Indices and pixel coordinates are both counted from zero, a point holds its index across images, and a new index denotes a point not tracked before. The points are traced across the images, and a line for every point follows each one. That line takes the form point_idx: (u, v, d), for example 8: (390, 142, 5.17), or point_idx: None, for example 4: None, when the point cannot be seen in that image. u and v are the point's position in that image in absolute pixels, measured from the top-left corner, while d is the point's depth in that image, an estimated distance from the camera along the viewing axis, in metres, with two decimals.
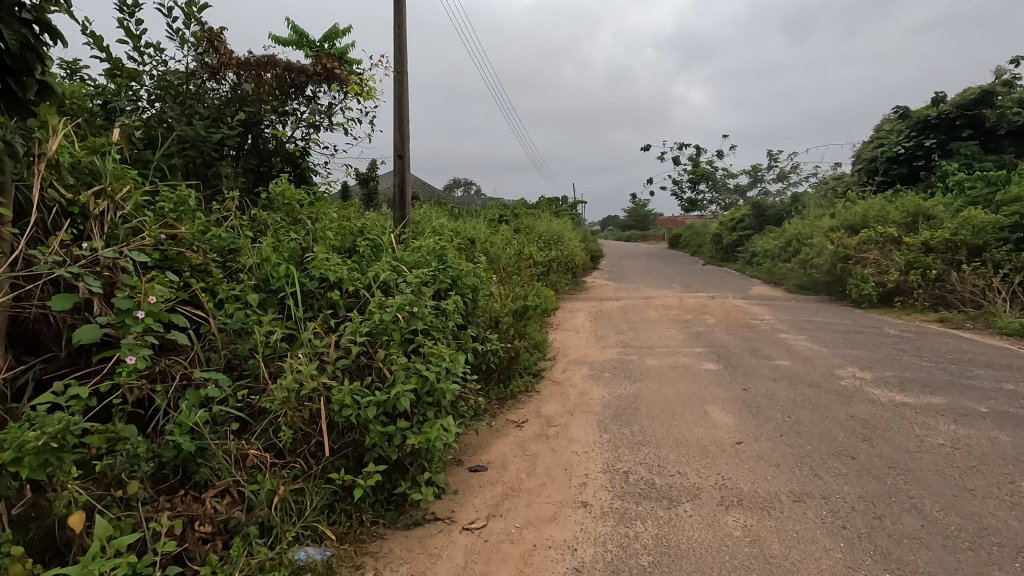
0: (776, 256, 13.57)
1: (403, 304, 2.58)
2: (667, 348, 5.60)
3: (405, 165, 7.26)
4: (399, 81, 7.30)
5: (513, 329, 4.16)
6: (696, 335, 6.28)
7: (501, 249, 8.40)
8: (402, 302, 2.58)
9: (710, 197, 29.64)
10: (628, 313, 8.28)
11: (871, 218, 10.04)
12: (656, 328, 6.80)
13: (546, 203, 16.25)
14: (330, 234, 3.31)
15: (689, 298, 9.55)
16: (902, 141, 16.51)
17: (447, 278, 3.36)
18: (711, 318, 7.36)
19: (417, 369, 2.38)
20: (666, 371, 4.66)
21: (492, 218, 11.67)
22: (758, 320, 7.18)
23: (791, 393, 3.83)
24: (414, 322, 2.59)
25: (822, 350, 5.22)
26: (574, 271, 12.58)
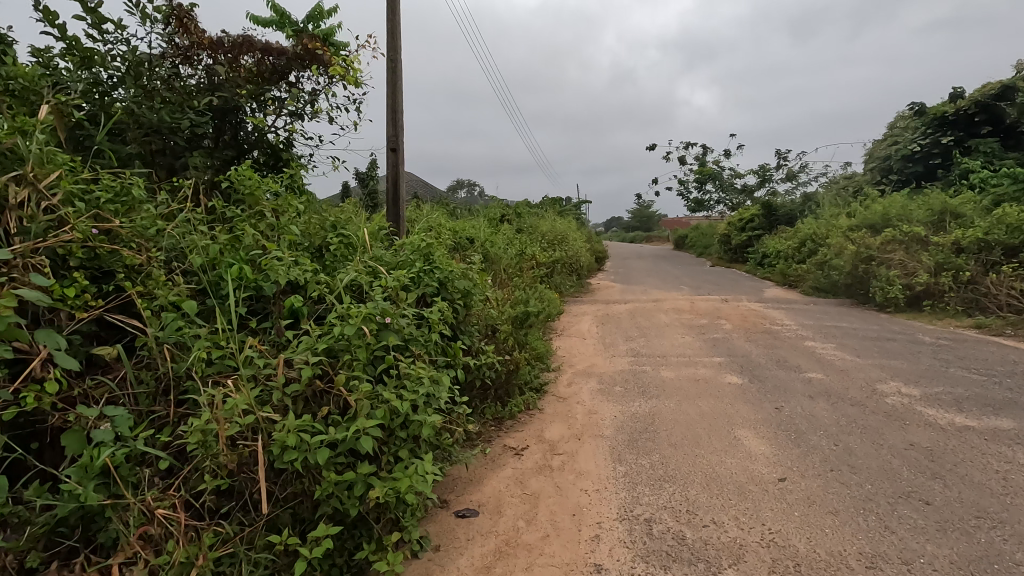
0: (788, 257, 13.04)
1: (372, 313, 2.08)
2: (683, 357, 5.09)
3: (399, 160, 6.79)
4: (392, 70, 6.82)
5: (512, 338, 3.66)
6: (713, 342, 5.78)
7: (501, 249, 7.91)
8: (372, 311, 2.08)
9: (717, 198, 29.10)
10: (637, 317, 7.78)
11: (893, 217, 9.51)
12: (668, 335, 6.30)
13: (550, 202, 15.76)
14: (297, 229, 2.82)
15: (701, 301, 9.04)
16: (918, 138, 15.96)
17: (433, 280, 2.86)
18: (727, 323, 6.85)
19: (387, 397, 1.88)
20: (684, 385, 4.16)
21: (493, 218, 11.18)
22: (778, 326, 6.67)
23: (832, 415, 3.33)
24: (387, 335, 2.10)
25: (855, 360, 4.71)
26: (579, 273, 12.10)
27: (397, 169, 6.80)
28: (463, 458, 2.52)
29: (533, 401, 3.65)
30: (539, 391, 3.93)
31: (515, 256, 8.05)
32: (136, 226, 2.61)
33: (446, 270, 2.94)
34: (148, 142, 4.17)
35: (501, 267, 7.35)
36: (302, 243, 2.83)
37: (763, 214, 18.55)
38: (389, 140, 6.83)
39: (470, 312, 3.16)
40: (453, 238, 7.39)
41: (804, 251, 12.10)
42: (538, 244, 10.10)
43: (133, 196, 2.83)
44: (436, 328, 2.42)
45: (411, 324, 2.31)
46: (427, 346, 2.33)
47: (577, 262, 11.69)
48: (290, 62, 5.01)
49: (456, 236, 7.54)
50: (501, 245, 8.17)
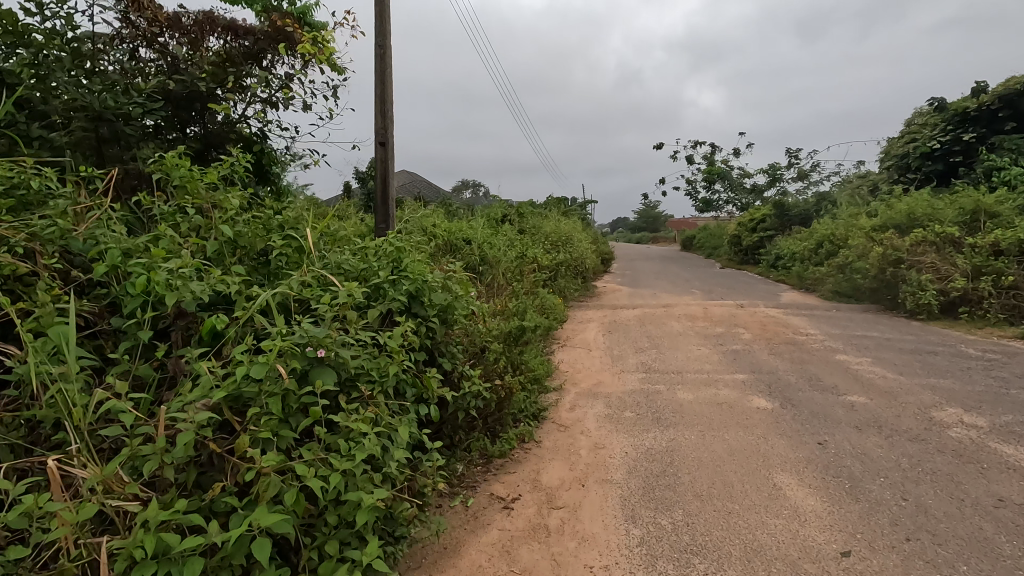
0: (804, 259, 12.42)
1: (296, 346, 1.52)
2: (701, 374, 4.52)
3: (388, 154, 6.26)
4: (381, 57, 6.28)
5: (504, 357, 3.11)
6: (732, 355, 5.20)
7: (499, 251, 7.35)
8: (295, 343, 1.53)
9: (726, 197, 28.46)
10: (647, 325, 7.22)
11: (920, 217, 8.88)
12: (682, 346, 5.73)
13: (554, 202, 15.21)
14: (234, 229, 2.28)
15: (715, 307, 8.46)
16: (937, 135, 15.30)
17: (402, 291, 2.30)
18: (746, 333, 6.27)
19: (304, 468, 1.31)
20: (705, 410, 3.59)
21: (493, 218, 10.63)
22: (802, 335, 6.08)
23: (888, 454, 2.75)
24: (317, 375, 1.54)
25: (899, 380, 4.12)
26: (585, 276, 11.54)
27: (386, 165, 6.27)
28: (432, 521, 1.98)
29: (530, 431, 3.10)
30: (536, 419, 3.38)
31: (513, 259, 7.48)
32: (30, 227, 2.09)
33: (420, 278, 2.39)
34: (90, 127, 3.62)
35: (498, 271, 6.81)
36: (241, 246, 2.29)
37: (775, 214, 17.92)
38: (377, 133, 6.29)
39: (450, 329, 2.61)
40: (442, 241, 6.84)
41: (821, 253, 11.48)
42: (541, 246, 9.54)
43: (34, 189, 2.30)
44: (399, 356, 1.87)
45: (360, 354, 1.76)
46: (383, 382, 1.78)
47: (582, 264, 11.11)
48: (261, 43, 4.51)
49: (448, 239, 7.00)
50: (499, 246, 7.60)
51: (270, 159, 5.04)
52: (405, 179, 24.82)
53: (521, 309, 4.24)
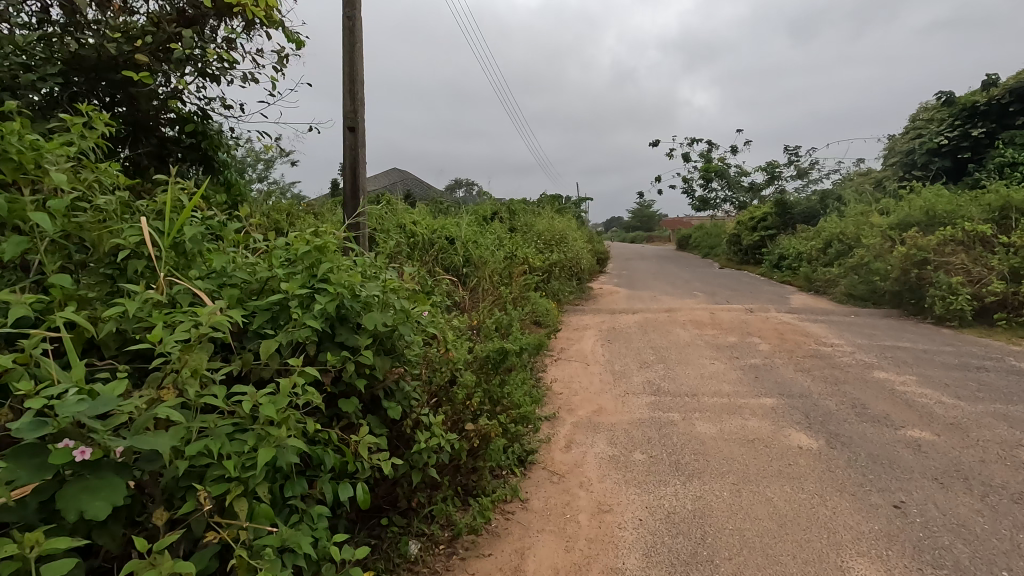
0: (811, 259, 11.75)
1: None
2: (720, 398, 3.81)
3: (358, 140, 5.51)
4: (350, 31, 5.52)
5: (480, 389, 2.37)
6: (752, 372, 4.48)
7: (485, 251, 6.61)
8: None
9: (724, 196, 27.84)
10: (650, 333, 6.51)
11: (941, 216, 8.20)
12: (693, 359, 5.01)
13: (548, 199, 14.48)
14: (69, 222, 1.54)
15: (722, 312, 7.77)
16: (945, 131, 14.70)
17: (318, 313, 1.55)
18: (763, 344, 5.56)
19: None
20: (732, 450, 2.88)
21: (482, 216, 9.89)
22: (827, 346, 5.37)
23: (994, 526, 2.04)
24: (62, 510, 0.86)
25: (961, 407, 3.41)
26: (580, 277, 10.84)
27: (358, 155, 5.52)
28: None
29: (513, 488, 2.39)
30: (521, 467, 2.66)
31: (500, 259, 6.75)
32: None
33: (350, 289, 1.63)
34: None
35: (483, 275, 6.08)
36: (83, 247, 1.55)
37: (777, 212, 17.29)
38: (346, 117, 5.53)
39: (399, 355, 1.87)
40: (421, 241, 6.11)
41: (831, 253, 10.81)
42: (534, 246, 8.80)
43: None
44: (285, 428, 1.13)
45: (204, 430, 1.04)
46: (251, 479, 1.05)
47: (577, 265, 10.39)
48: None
49: (428, 238, 6.25)
50: (485, 246, 6.86)
51: (216, 145, 4.29)
52: (397, 177, 24.09)
53: (505, 321, 3.51)
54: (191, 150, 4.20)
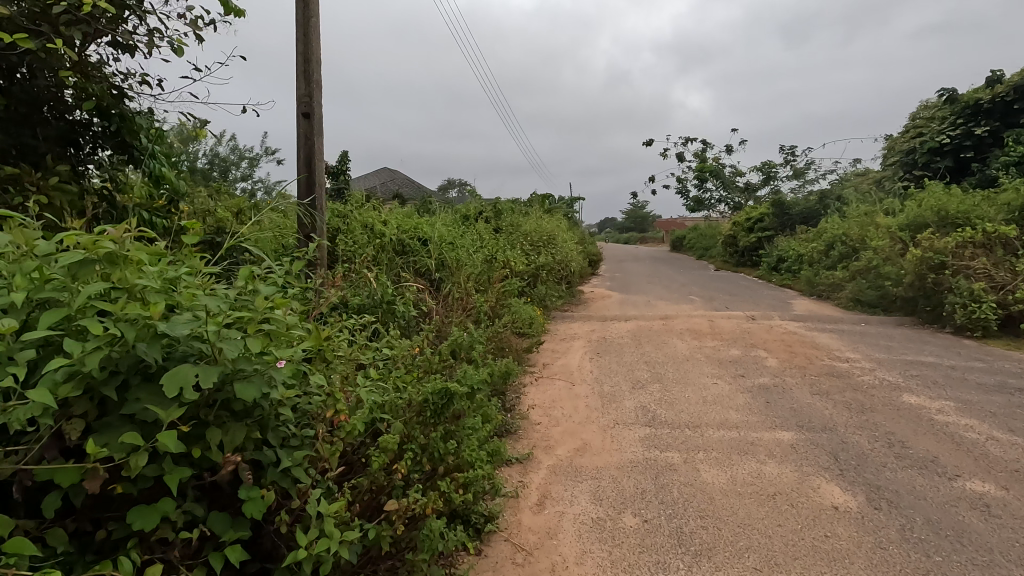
0: (812, 262, 11.20)
1: None
2: (727, 432, 3.20)
3: (314, 128, 4.88)
4: (304, 2, 4.84)
5: (413, 444, 1.78)
6: (762, 395, 3.87)
7: (462, 254, 5.99)
8: None
9: (718, 196, 27.33)
10: (644, 344, 5.89)
11: (956, 216, 7.62)
12: (693, 378, 4.39)
13: (538, 199, 13.85)
14: None
15: (721, 320, 7.18)
16: (947, 129, 14.22)
17: (75, 377, 1.00)
18: (770, 359, 4.95)
19: None
20: (750, 511, 2.26)
21: (464, 216, 9.27)
22: (842, 362, 4.77)
23: None
24: None
25: (1021, 447, 2.81)
26: (570, 280, 10.23)
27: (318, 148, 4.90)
28: None
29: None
30: (476, 540, 2.05)
31: (479, 262, 6.12)
32: None
33: (148, 329, 1.06)
34: None
35: (458, 281, 5.45)
36: None
37: (774, 213, 16.75)
38: (300, 102, 4.89)
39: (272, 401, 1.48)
40: (388, 243, 5.48)
41: (834, 255, 10.22)
42: (519, 248, 8.17)
43: None
44: None
45: None
46: None
47: (566, 268, 9.79)
48: None
49: (397, 239, 5.62)
50: (462, 248, 6.23)
51: (136, 131, 3.55)
52: (386, 177, 23.37)
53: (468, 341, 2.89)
54: (106, 136, 3.44)
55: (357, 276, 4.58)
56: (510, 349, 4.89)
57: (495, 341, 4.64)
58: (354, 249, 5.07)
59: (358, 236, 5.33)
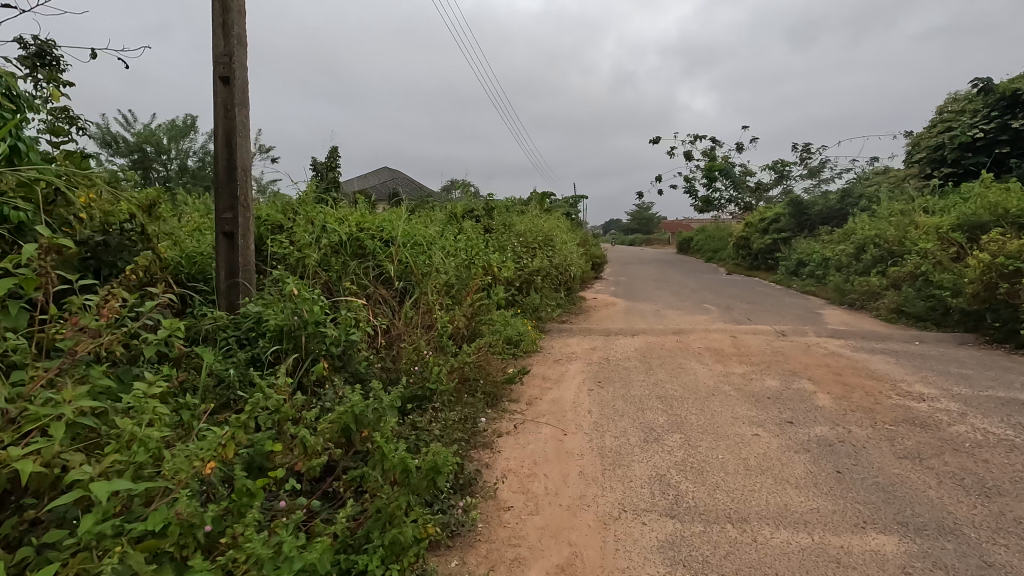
0: (840, 267, 10.06)
1: None
2: (792, 532, 2.11)
3: (234, 97, 3.82)
4: None
5: None
6: (828, 459, 2.76)
7: (432, 258, 4.94)
8: None
9: (728, 196, 26.18)
10: (656, 369, 4.80)
11: (1018, 215, 6.49)
12: (724, 427, 3.29)
13: (538, 197, 12.78)
14: None
15: (745, 336, 6.09)
16: (980, 122, 13.04)
17: None
18: (821, 396, 3.84)
19: None
20: None
21: (451, 215, 8.22)
22: (917, 402, 3.66)
23: None
24: None
25: None
26: (570, 286, 9.15)
27: (246, 124, 3.88)
28: None
29: None
30: None
31: (454, 269, 5.05)
32: None
33: None
34: None
35: (423, 292, 4.39)
36: None
37: (791, 213, 15.64)
38: (217, 62, 3.82)
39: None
40: (337, 245, 4.47)
41: (867, 259, 9.06)
42: (508, 251, 7.05)
43: None
44: None
45: None
46: None
47: (565, 273, 8.73)
48: None
49: (349, 240, 4.59)
50: (434, 253, 5.16)
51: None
52: (386, 176, 22.41)
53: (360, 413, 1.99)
54: None
55: (284, 290, 3.56)
56: (486, 382, 3.82)
57: (462, 374, 3.57)
58: (289, 254, 4.09)
59: (301, 238, 4.31)
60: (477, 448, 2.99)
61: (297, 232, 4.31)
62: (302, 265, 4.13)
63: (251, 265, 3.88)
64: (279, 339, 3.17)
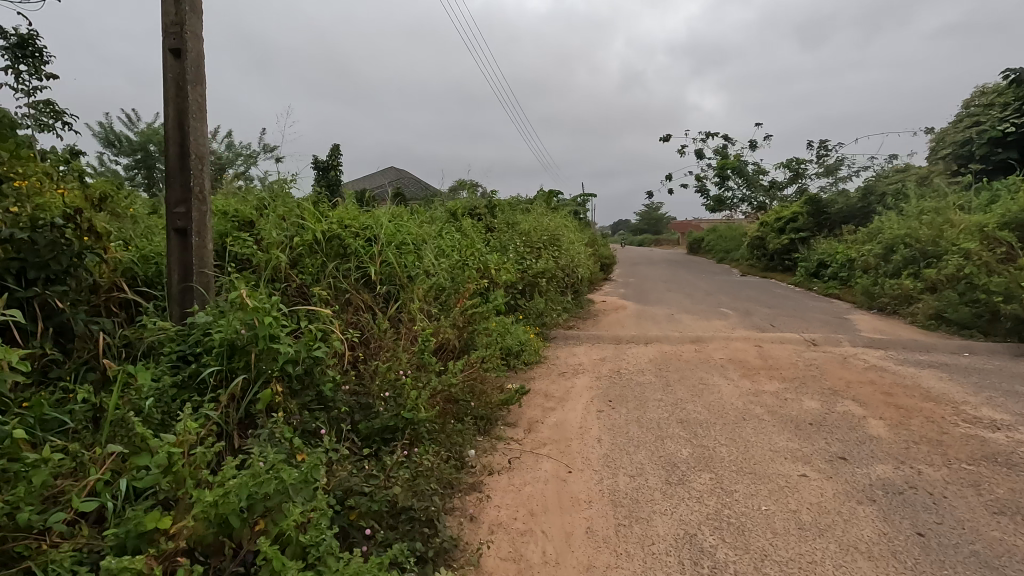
0: (867, 268, 9.41)
1: None
2: None
3: (187, 72, 3.30)
4: None
5: None
6: (902, 514, 2.19)
7: (421, 260, 4.43)
8: None
9: (741, 195, 25.49)
10: (675, 385, 4.23)
11: None
12: (762, 465, 2.72)
13: (544, 195, 12.20)
14: None
15: (772, 346, 5.51)
16: (1011, 116, 12.29)
17: None
18: (872, 423, 3.26)
19: None
20: None
21: (449, 213, 7.69)
22: (991, 431, 3.07)
23: None
24: None
25: None
26: (577, 288, 8.58)
27: (203, 105, 3.35)
28: None
29: None
30: None
31: (447, 271, 4.50)
32: None
33: None
34: None
35: (408, 299, 3.86)
36: None
37: (809, 211, 14.99)
38: (166, 32, 3.29)
39: None
40: (311, 244, 3.96)
41: (897, 260, 8.42)
42: (510, 250, 6.49)
43: None
44: None
45: None
46: None
47: (573, 274, 8.16)
48: None
49: (326, 238, 4.07)
50: (424, 254, 4.61)
51: None
52: (392, 176, 21.89)
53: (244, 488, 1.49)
54: None
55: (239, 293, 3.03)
56: (477, 404, 3.28)
57: (448, 396, 3.04)
58: (254, 255, 3.58)
59: (272, 237, 3.80)
60: (461, 493, 2.45)
61: (267, 230, 3.80)
62: (270, 267, 3.62)
63: (208, 267, 3.36)
64: (230, 355, 2.66)
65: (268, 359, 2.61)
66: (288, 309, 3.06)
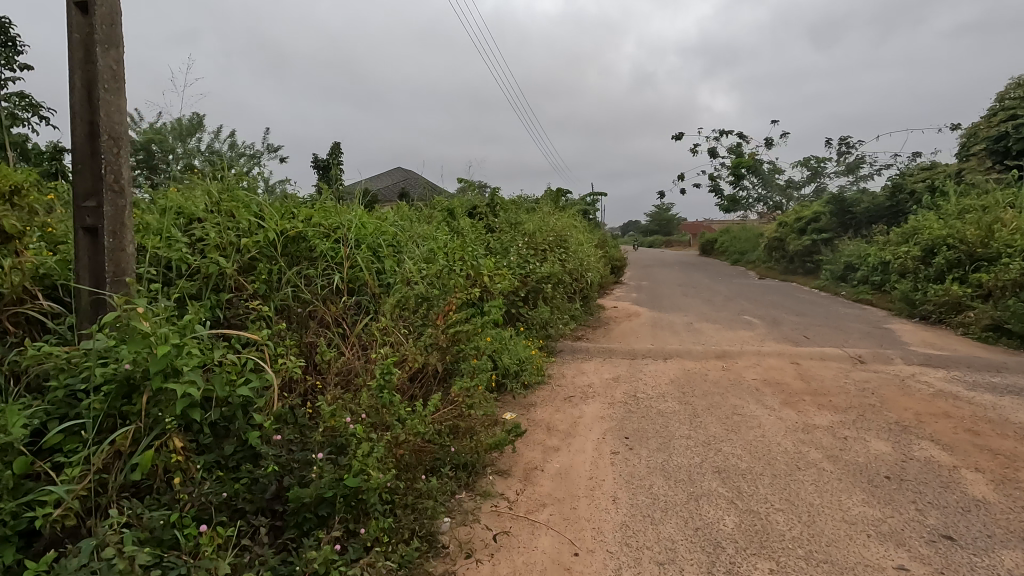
0: (905, 272, 8.59)
1: None
2: None
3: (97, 31, 2.63)
4: None
5: None
6: None
7: (400, 269, 3.82)
8: None
9: (757, 195, 24.61)
10: (705, 417, 3.50)
11: None
12: (839, 548, 2.00)
13: (551, 193, 11.48)
14: None
15: (812, 363, 4.77)
16: None
17: None
18: (970, 478, 2.51)
19: None
20: None
21: (446, 211, 7.01)
22: None
23: None
24: None
25: None
26: (587, 294, 7.85)
27: (118, 73, 2.69)
28: None
29: None
30: None
31: (432, 278, 3.81)
32: None
33: None
34: None
35: (381, 314, 3.20)
36: None
37: (833, 211, 14.16)
38: None
39: None
40: (269, 244, 3.34)
41: (939, 263, 7.61)
42: (511, 253, 5.78)
43: None
44: None
45: None
46: None
47: (582, 279, 7.45)
48: None
49: (287, 236, 3.44)
50: (406, 259, 3.95)
51: None
52: (399, 177, 21.33)
53: None
54: None
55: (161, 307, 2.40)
56: (459, 450, 2.58)
57: (419, 445, 2.36)
58: (193, 259, 3.00)
59: (219, 238, 3.17)
60: None
61: (214, 231, 3.17)
62: (219, 276, 3.05)
63: (125, 276, 2.73)
64: (127, 394, 2.03)
65: (163, 401, 1.91)
66: (216, 334, 2.37)
